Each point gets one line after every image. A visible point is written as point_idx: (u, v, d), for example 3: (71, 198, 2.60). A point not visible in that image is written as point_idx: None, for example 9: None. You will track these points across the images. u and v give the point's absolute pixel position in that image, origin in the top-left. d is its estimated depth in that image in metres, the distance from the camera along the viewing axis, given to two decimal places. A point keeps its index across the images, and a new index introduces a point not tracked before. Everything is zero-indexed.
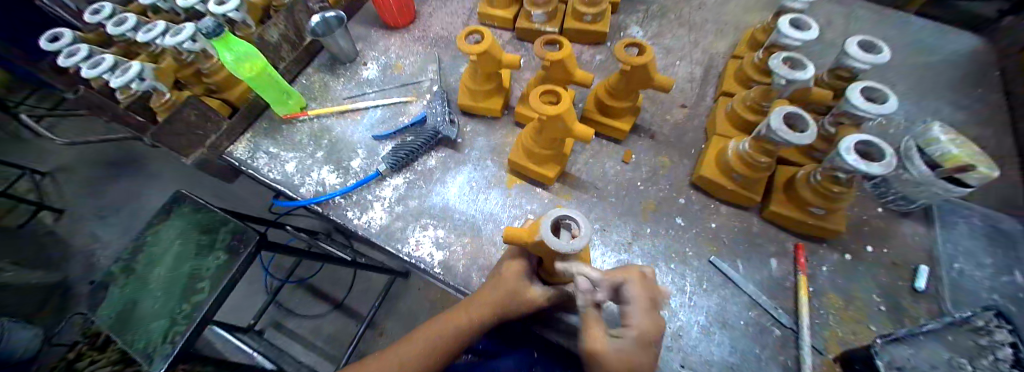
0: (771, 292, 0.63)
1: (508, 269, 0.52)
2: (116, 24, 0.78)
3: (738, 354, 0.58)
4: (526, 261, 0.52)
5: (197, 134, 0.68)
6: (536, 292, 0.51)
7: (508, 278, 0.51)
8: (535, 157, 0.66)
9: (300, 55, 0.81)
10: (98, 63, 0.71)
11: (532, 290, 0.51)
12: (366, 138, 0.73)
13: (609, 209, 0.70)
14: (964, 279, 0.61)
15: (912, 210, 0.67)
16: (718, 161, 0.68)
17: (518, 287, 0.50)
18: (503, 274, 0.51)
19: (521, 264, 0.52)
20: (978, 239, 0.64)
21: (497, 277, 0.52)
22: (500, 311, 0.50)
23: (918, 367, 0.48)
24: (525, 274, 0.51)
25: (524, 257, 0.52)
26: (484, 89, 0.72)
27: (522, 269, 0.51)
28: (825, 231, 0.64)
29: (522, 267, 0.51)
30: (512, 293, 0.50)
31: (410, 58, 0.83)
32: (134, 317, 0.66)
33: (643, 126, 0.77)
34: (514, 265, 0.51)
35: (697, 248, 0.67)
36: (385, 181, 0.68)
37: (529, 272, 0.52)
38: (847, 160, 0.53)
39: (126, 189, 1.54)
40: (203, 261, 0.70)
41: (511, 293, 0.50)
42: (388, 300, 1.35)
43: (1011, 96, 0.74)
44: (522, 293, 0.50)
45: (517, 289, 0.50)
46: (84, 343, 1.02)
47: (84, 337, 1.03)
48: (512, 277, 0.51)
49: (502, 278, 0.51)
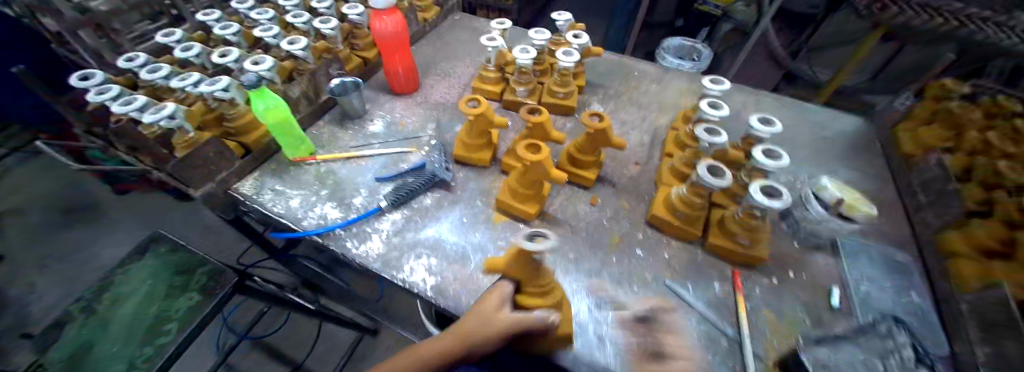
0: (717, 308, 0.68)
1: (493, 295, 0.54)
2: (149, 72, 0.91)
3: (694, 360, 0.61)
4: (506, 286, 0.56)
5: (212, 169, 0.81)
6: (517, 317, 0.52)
7: (491, 305, 0.53)
8: (518, 195, 0.78)
9: (315, 109, 0.97)
10: (129, 102, 0.83)
11: (505, 316, 0.52)
12: (369, 180, 0.86)
13: (581, 243, 0.78)
14: (872, 299, 0.72)
15: (820, 244, 0.80)
16: (665, 202, 0.80)
17: (493, 312, 0.52)
18: (479, 303, 0.53)
19: (502, 287, 0.56)
20: (876, 268, 0.78)
21: (481, 303, 0.53)
22: (467, 339, 0.49)
23: (838, 366, 0.58)
24: (501, 303, 0.54)
25: (505, 283, 0.56)
26: (476, 143, 0.87)
27: (500, 294, 0.55)
28: (757, 259, 0.72)
29: (502, 292, 0.55)
30: (486, 317, 0.51)
31: (411, 117, 1.02)
32: (86, 363, 0.87)
33: (606, 177, 0.91)
34: (497, 287, 0.55)
35: (654, 273, 0.73)
36: (384, 216, 0.79)
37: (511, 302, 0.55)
38: (755, 197, 0.65)
39: (75, 240, 1.56)
40: (174, 302, 0.96)
41: (486, 318, 0.51)
42: (353, 362, 1.42)
43: (888, 163, 1.02)
44: (494, 318, 0.51)
45: (491, 314, 0.52)
46: None
47: None
48: (491, 300, 0.53)
49: (480, 305, 0.53)
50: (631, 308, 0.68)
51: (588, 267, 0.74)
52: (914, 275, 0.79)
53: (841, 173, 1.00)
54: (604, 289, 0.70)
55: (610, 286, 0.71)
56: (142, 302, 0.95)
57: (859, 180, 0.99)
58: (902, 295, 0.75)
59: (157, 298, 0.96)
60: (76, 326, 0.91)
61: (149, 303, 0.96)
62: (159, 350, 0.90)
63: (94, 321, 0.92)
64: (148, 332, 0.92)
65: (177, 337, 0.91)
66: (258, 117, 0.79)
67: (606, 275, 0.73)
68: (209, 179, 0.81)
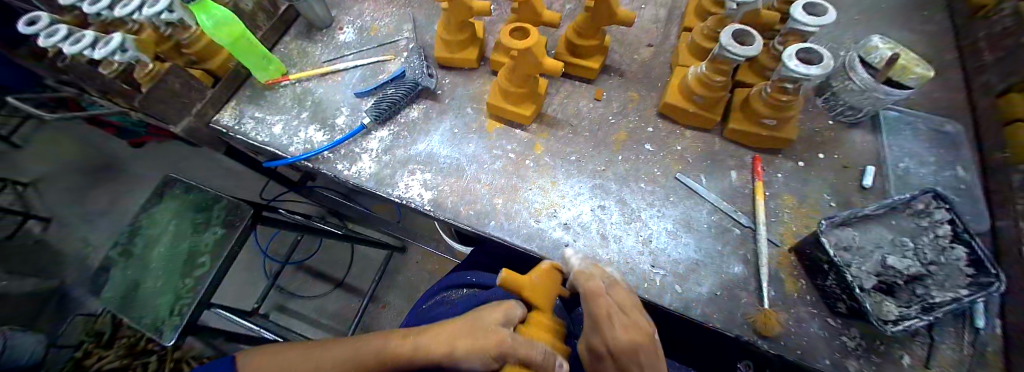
0: (730, 198, 0.65)
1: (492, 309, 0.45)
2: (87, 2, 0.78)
3: (702, 251, 0.61)
4: (516, 307, 0.46)
5: (183, 102, 0.75)
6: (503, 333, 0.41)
7: (487, 316, 0.43)
8: (509, 95, 0.69)
9: (276, 24, 0.87)
10: (53, 34, 0.73)
11: (500, 333, 0.41)
12: (349, 96, 0.79)
13: (584, 143, 0.71)
14: (910, 176, 0.66)
15: (859, 120, 0.71)
16: (680, 87, 0.69)
17: (489, 324, 0.42)
18: (480, 311, 0.44)
19: (512, 307, 0.45)
20: (921, 142, 0.70)
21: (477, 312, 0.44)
22: (453, 343, 0.41)
23: (861, 245, 0.54)
24: (505, 321, 0.43)
25: (516, 302, 0.46)
26: (457, 40, 0.76)
27: (508, 312, 0.44)
28: (783, 140, 0.65)
29: (511, 313, 0.44)
30: (481, 327, 0.42)
31: (385, 19, 0.90)
32: (135, 298, 0.91)
33: (611, 66, 0.80)
34: (507, 302, 0.46)
35: (664, 168, 0.68)
36: (371, 135, 0.73)
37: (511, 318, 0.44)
38: (789, 65, 0.54)
39: (109, 191, 1.62)
40: (202, 238, 0.96)
41: (480, 330, 0.42)
42: (388, 275, 1.53)
43: (956, 13, 0.84)
44: (486, 332, 0.41)
45: (486, 324, 0.42)
46: (89, 342, 1.09)
47: (89, 337, 1.11)
48: (495, 312, 0.44)
49: (478, 314, 0.44)
50: (638, 205, 0.65)
51: (592, 168, 0.69)
52: (964, 146, 0.70)
53: (896, 33, 0.83)
54: (609, 189, 0.67)
55: (615, 185, 0.67)
56: (173, 239, 0.97)
57: (917, 40, 0.83)
58: (945, 169, 0.68)
59: (186, 236, 0.97)
60: (119, 266, 0.94)
61: (179, 240, 0.97)
62: (199, 281, 0.91)
63: (135, 262, 0.95)
64: (185, 267, 0.93)
65: (212, 270, 0.91)
66: (211, 37, 0.69)
67: (612, 174, 0.68)
68: (184, 115, 0.76)
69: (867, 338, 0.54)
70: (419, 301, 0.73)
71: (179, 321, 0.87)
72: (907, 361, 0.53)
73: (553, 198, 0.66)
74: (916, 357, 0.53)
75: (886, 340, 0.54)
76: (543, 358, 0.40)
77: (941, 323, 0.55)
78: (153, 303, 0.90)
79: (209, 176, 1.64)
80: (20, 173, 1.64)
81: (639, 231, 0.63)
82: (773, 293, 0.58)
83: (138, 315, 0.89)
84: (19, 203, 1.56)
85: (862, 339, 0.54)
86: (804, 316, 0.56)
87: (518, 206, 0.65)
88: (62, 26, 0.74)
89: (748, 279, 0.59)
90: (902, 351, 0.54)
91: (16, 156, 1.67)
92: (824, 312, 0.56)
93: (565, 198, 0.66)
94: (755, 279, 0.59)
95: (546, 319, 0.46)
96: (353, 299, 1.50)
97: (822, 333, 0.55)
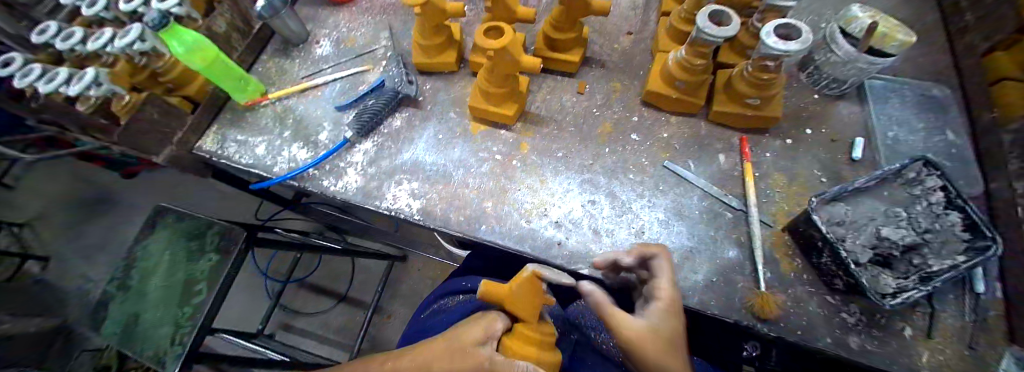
0: (720, 182, 0.65)
1: (473, 325, 0.46)
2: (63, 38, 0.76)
3: (696, 238, 0.60)
4: (499, 319, 0.48)
5: (164, 131, 0.74)
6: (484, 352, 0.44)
7: (468, 335, 0.45)
8: (490, 96, 0.68)
9: (251, 43, 0.85)
10: (27, 73, 0.72)
11: (479, 355, 0.43)
12: (330, 110, 0.79)
13: (570, 138, 0.71)
14: (899, 145, 0.66)
15: (845, 92, 0.70)
16: (661, 73, 0.68)
17: (468, 345, 0.44)
18: (459, 328, 0.46)
19: (492, 320, 0.47)
20: (907, 109, 0.69)
21: (458, 330, 0.46)
22: (431, 368, 0.44)
23: (854, 219, 0.54)
24: (486, 338, 0.46)
25: (500, 314, 0.48)
26: (434, 45, 0.75)
27: (489, 327, 0.46)
28: (768, 119, 0.65)
29: (492, 327, 0.47)
30: (460, 347, 0.44)
31: (361, 30, 0.89)
32: (137, 331, 0.90)
33: (592, 58, 0.79)
34: (486, 318, 0.48)
35: (652, 157, 0.68)
36: (354, 148, 0.72)
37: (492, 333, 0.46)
38: (767, 42, 0.53)
39: (106, 224, 1.62)
40: (197, 265, 0.94)
41: (458, 352, 0.44)
42: (391, 284, 1.52)
43: None
44: (464, 354, 0.43)
45: (464, 344, 0.44)
46: None
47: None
48: (472, 330, 0.46)
49: (456, 332, 0.46)
50: (629, 197, 0.64)
51: (580, 163, 0.68)
52: (951, 111, 0.70)
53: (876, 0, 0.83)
54: (599, 183, 0.66)
55: (604, 178, 0.66)
56: (170, 269, 0.95)
57: (897, 6, 0.82)
58: (934, 136, 0.67)
59: (181, 263, 0.95)
60: (118, 301, 0.93)
61: (175, 269, 0.95)
62: (198, 308, 0.89)
63: (133, 295, 0.94)
64: (183, 295, 0.91)
65: (210, 295, 0.89)
66: (184, 63, 0.68)
67: (600, 168, 0.67)
68: (166, 144, 0.75)
69: (867, 313, 0.53)
70: (417, 310, 0.72)
71: (182, 349, 0.85)
72: (909, 333, 0.53)
73: (543, 197, 0.65)
74: (917, 328, 0.53)
75: (887, 312, 0.54)
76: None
77: (940, 292, 0.55)
78: (154, 334, 0.89)
79: (202, 200, 1.63)
80: (15, 214, 1.62)
81: (632, 223, 0.62)
82: (769, 274, 0.57)
83: (139, 348, 0.88)
84: (17, 245, 1.55)
85: (863, 314, 0.53)
86: (803, 295, 0.56)
87: (508, 208, 0.65)
88: (37, 65, 0.73)
89: (744, 262, 0.58)
90: (903, 323, 0.53)
91: (8, 198, 1.66)
92: (822, 289, 0.56)
93: (555, 195, 0.65)
94: (751, 261, 0.58)
95: (530, 330, 0.47)
96: (358, 312, 1.49)
97: (821, 311, 0.54)
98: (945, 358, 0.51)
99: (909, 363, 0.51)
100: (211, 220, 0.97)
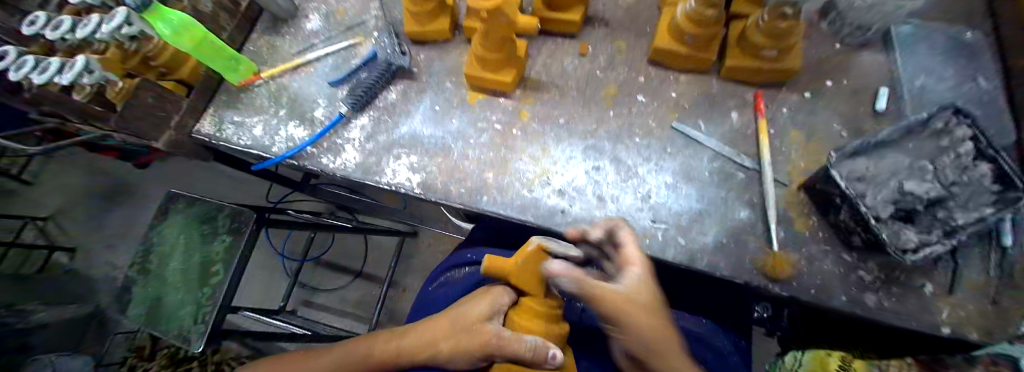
0: (732, 142, 0.62)
1: (479, 303, 0.49)
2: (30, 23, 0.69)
3: (706, 201, 0.58)
4: (505, 295, 0.49)
5: (160, 116, 0.73)
6: (490, 328, 0.46)
7: (473, 313, 0.48)
8: (486, 63, 0.64)
9: (240, 21, 0.82)
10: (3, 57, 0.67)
11: (485, 332, 0.46)
12: (324, 87, 0.77)
13: (572, 102, 0.68)
14: (926, 93, 0.61)
15: (869, 39, 0.65)
16: (669, 28, 0.64)
17: (474, 323, 0.47)
18: (465, 306, 0.49)
19: (499, 296, 0.49)
20: (936, 55, 0.64)
21: (464, 308, 0.49)
22: (437, 345, 0.47)
23: (875, 173, 0.50)
24: (492, 314, 0.48)
25: (506, 290, 0.50)
26: (426, 11, 0.71)
27: (494, 303, 0.49)
28: (785, 72, 0.61)
29: (498, 303, 0.49)
30: (465, 325, 0.47)
31: (350, 0, 0.85)
32: (163, 312, 0.93)
33: (595, 16, 0.74)
34: (492, 293, 0.49)
35: (659, 118, 0.64)
36: (351, 124, 0.70)
37: (499, 309, 0.49)
38: None
39: (125, 214, 1.66)
40: (212, 247, 0.94)
41: (464, 330, 0.47)
42: (403, 261, 1.54)
43: None
44: (470, 332, 0.46)
45: (470, 323, 0.47)
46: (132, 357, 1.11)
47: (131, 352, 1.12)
48: (478, 306, 0.48)
49: (461, 310, 0.49)
50: (635, 162, 0.62)
51: (582, 129, 0.65)
52: (983, 55, 0.65)
53: None
54: (603, 148, 0.63)
55: (608, 144, 0.63)
56: (187, 252, 0.95)
57: None
58: (964, 83, 0.63)
59: (196, 247, 0.95)
60: (142, 285, 0.95)
61: (192, 252, 0.95)
62: (215, 289, 0.90)
63: (155, 278, 0.95)
64: (201, 276, 0.92)
65: (226, 276, 0.90)
66: (173, 45, 0.66)
67: (604, 133, 0.64)
68: (163, 128, 0.74)
69: (886, 269, 0.51)
70: (424, 284, 0.71)
71: (204, 327, 0.87)
72: (929, 289, 0.51)
73: (545, 165, 0.63)
74: (938, 284, 0.51)
75: (907, 269, 0.52)
76: (532, 352, 0.44)
77: (963, 247, 0.52)
78: (177, 314, 0.91)
79: (213, 186, 1.65)
80: (37, 208, 1.67)
81: (637, 188, 0.60)
82: (784, 234, 0.55)
83: (166, 327, 0.92)
84: (42, 237, 1.59)
85: (880, 272, 0.51)
86: (818, 254, 0.53)
87: (510, 178, 0.63)
88: (10, 48, 0.67)
89: (757, 223, 0.56)
90: (924, 279, 0.51)
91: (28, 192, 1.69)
92: (839, 247, 0.53)
93: (558, 164, 0.63)
94: (765, 222, 0.56)
95: (536, 305, 0.47)
96: (373, 288, 1.53)
97: (837, 269, 0.52)
98: (967, 313, 0.49)
99: (930, 320, 0.49)
100: (218, 204, 0.96)
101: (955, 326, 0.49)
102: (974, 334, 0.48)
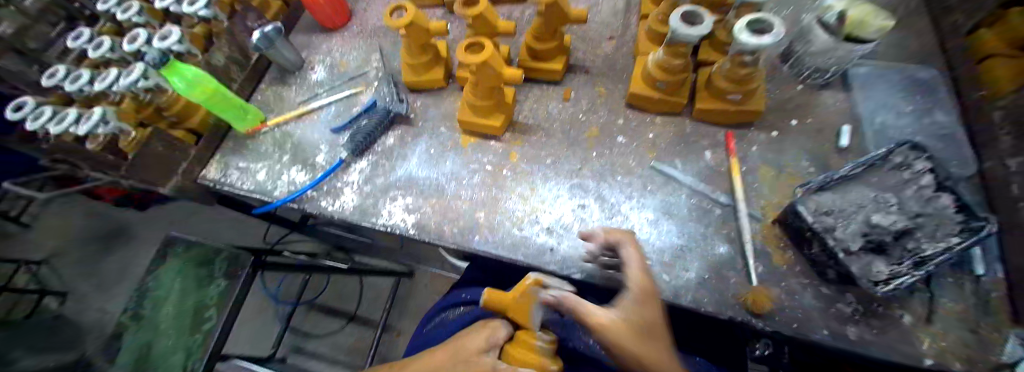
0: (708, 179, 0.65)
1: (475, 337, 0.48)
2: (50, 76, 0.75)
3: (685, 235, 0.61)
4: (501, 328, 0.49)
5: (169, 163, 0.76)
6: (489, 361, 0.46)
7: (470, 345, 0.47)
8: (476, 109, 0.69)
9: (249, 74, 0.89)
10: (21, 107, 0.72)
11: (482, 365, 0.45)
12: (325, 133, 0.81)
13: (557, 144, 0.72)
14: (886, 129, 0.66)
15: (828, 81, 0.71)
16: (642, 75, 0.70)
17: (472, 356, 0.46)
18: (463, 338, 0.48)
19: (496, 328, 0.49)
20: (892, 94, 0.70)
21: (460, 339, 0.48)
22: None
23: (842, 208, 0.53)
24: (489, 348, 0.47)
25: (504, 323, 0.50)
26: (422, 63, 0.77)
27: (492, 335, 0.48)
28: (752, 113, 0.66)
29: (496, 336, 0.48)
30: (462, 358, 0.46)
31: (352, 53, 0.92)
32: (152, 356, 0.89)
33: (576, 65, 0.80)
34: (489, 325, 0.49)
35: (639, 157, 0.69)
36: (350, 167, 0.74)
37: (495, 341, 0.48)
38: (741, 38, 0.54)
39: (121, 258, 1.66)
40: (207, 290, 0.94)
41: (462, 364, 0.45)
42: (399, 301, 1.53)
43: None
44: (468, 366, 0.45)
45: (468, 356, 0.46)
46: None
47: None
48: (476, 340, 0.47)
49: (459, 341, 0.47)
50: (618, 199, 0.65)
51: (568, 169, 0.69)
52: (938, 92, 0.70)
53: None
54: (588, 186, 0.67)
55: (592, 182, 0.67)
56: (180, 298, 0.91)
57: None
58: (922, 118, 0.68)
59: (191, 290, 0.92)
60: (128, 332, 0.88)
61: (186, 296, 0.92)
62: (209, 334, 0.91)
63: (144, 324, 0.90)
64: (194, 321, 0.92)
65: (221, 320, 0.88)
66: (186, 97, 0.71)
67: (588, 171, 0.68)
68: (172, 175, 0.76)
69: (864, 302, 0.53)
70: (419, 324, 0.72)
71: None
72: (909, 320, 0.52)
73: (533, 203, 0.66)
74: (918, 315, 0.52)
75: (885, 301, 0.53)
76: None
77: (939, 278, 0.54)
78: (167, 360, 0.90)
79: (211, 229, 1.66)
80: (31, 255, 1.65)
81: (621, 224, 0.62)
82: (763, 269, 0.57)
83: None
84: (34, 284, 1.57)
85: (859, 304, 0.53)
86: (797, 287, 0.55)
87: (500, 216, 0.66)
88: (28, 98, 0.73)
89: (735, 258, 0.58)
90: (902, 310, 0.53)
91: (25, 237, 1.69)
92: (817, 281, 0.55)
93: (545, 202, 0.66)
94: (742, 256, 0.58)
95: (530, 337, 0.48)
96: (366, 331, 1.50)
97: (817, 302, 0.54)
98: (949, 344, 0.50)
99: (910, 350, 0.50)
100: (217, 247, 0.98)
101: (938, 357, 0.49)
102: (958, 364, 0.49)
